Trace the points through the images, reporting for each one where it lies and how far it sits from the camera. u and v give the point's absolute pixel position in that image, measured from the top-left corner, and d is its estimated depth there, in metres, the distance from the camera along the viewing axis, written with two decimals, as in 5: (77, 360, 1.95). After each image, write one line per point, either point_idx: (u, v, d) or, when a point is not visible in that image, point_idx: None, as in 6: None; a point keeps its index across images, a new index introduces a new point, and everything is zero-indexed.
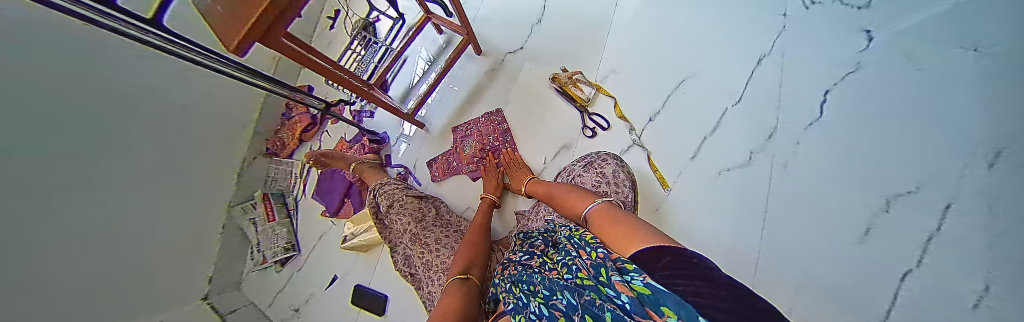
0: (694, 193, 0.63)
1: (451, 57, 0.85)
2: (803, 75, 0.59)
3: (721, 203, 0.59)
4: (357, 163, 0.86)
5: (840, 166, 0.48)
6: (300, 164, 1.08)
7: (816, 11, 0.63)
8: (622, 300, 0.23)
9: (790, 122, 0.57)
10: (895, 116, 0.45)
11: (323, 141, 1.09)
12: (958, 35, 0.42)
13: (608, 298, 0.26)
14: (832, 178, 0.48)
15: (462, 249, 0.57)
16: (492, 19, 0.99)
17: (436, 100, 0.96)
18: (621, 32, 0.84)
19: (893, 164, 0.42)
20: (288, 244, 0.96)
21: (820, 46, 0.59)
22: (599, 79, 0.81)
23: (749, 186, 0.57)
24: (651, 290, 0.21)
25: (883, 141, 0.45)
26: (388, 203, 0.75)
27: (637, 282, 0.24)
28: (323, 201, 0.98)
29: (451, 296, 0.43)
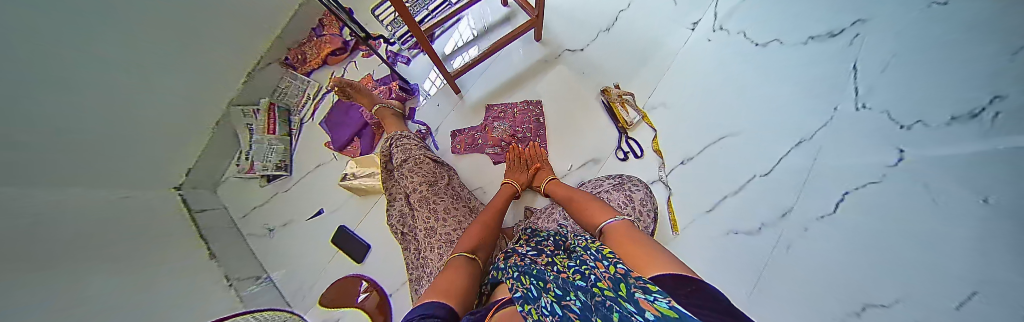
0: (700, 244, 0.67)
1: (512, 35, 0.81)
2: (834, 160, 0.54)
3: (727, 259, 0.62)
4: (382, 105, 0.81)
5: (839, 258, 0.44)
6: (317, 86, 1.01)
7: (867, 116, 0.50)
8: (643, 316, 0.21)
9: (805, 209, 0.56)
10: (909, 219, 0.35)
11: (348, 70, 1.02)
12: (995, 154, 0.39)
13: (626, 312, 0.24)
14: (838, 263, 0.44)
15: (471, 228, 0.56)
16: (563, 11, 0.95)
17: (479, 71, 0.93)
18: (683, 70, 0.84)
19: (877, 265, 0.38)
20: (282, 162, 0.91)
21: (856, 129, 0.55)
22: (647, 107, 0.81)
23: (752, 252, 0.59)
24: (676, 312, 0.19)
25: (879, 247, 0.39)
26: (403, 157, 0.72)
27: (659, 301, 0.22)
28: (331, 131, 0.94)
29: (456, 272, 0.42)
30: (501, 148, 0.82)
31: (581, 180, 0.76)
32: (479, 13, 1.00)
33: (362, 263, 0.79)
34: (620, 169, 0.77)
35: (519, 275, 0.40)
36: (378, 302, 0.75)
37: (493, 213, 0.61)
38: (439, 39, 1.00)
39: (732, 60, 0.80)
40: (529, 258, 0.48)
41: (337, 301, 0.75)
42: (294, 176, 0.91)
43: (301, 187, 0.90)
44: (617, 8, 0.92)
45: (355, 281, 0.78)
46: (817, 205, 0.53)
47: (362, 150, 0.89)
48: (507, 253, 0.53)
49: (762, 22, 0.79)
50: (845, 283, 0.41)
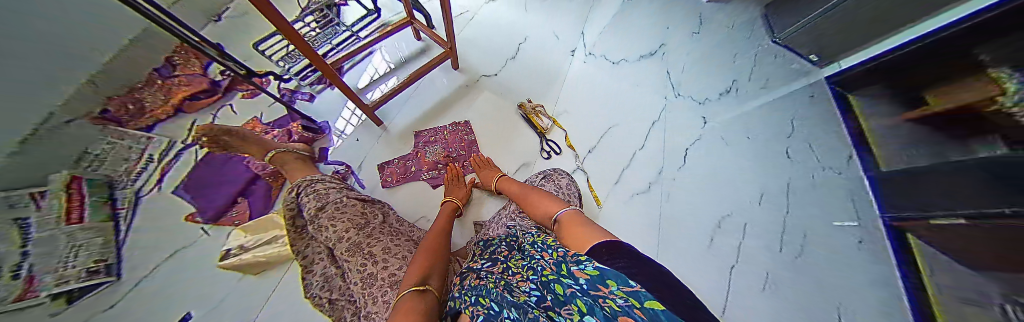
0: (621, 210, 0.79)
1: (428, 65, 0.86)
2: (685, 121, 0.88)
3: (635, 218, 0.76)
4: (280, 151, 0.68)
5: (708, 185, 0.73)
6: (171, 139, 0.82)
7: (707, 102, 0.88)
8: (580, 283, 0.26)
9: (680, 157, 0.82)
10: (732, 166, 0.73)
11: (220, 115, 0.90)
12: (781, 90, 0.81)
13: (566, 286, 0.28)
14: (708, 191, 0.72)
15: (415, 260, 0.50)
16: (474, 45, 1.09)
17: (399, 101, 0.92)
18: (572, 81, 1.06)
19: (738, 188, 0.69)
20: (99, 263, 0.60)
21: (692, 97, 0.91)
22: (556, 114, 0.98)
23: (649, 205, 0.77)
24: (601, 270, 0.25)
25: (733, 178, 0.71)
26: (316, 207, 0.61)
27: (587, 267, 0.27)
28: (197, 200, 0.74)
29: (407, 310, 0.37)
30: (438, 172, 0.81)
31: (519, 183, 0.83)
32: (393, 47, 1.03)
33: None
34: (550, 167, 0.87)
35: (476, 297, 0.37)
36: None
37: (439, 237, 0.58)
38: (350, 73, 0.95)
39: (604, 73, 1.07)
40: (485, 270, 0.46)
41: None
42: (129, 277, 0.62)
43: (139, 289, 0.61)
44: (516, 42, 1.11)
45: None
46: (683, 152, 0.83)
47: (253, 209, 0.74)
48: (463, 275, 0.51)
49: (613, 47, 1.11)
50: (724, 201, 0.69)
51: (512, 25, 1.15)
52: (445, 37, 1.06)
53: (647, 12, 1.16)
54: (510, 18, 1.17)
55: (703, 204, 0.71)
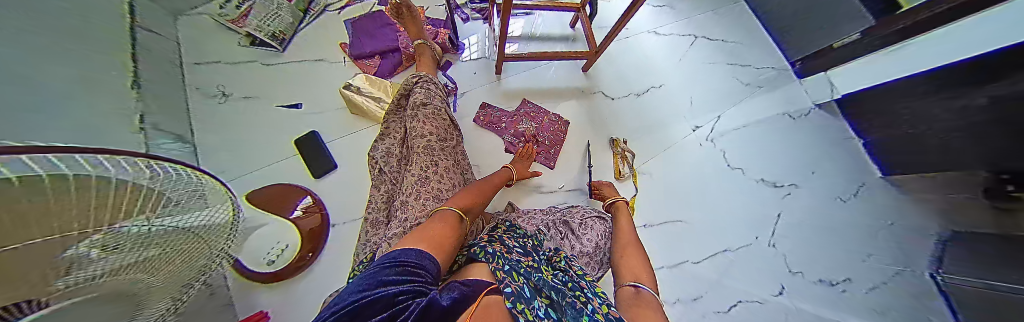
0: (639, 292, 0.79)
1: (568, 53, 0.88)
2: (761, 266, 0.84)
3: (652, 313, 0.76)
4: (423, 43, 0.81)
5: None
6: None
7: (796, 276, 0.80)
8: None
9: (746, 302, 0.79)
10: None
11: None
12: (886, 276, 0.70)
13: None
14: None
15: (464, 191, 0.59)
16: (616, 62, 1.06)
17: (524, 66, 0.98)
18: (677, 154, 0.96)
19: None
20: (281, 34, 0.82)
21: (812, 257, 0.81)
22: (640, 171, 0.92)
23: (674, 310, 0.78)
24: None
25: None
26: (423, 101, 0.71)
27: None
28: (354, 35, 0.86)
29: (449, 226, 0.47)
30: (517, 140, 0.86)
31: (566, 201, 0.84)
32: (548, 19, 1.06)
33: (318, 179, 0.71)
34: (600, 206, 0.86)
35: (509, 268, 0.42)
36: (312, 230, 0.66)
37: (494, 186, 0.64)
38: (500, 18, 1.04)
39: (710, 168, 0.96)
40: (514, 253, 0.50)
41: (266, 202, 0.66)
42: (283, 56, 0.81)
43: (284, 71, 0.80)
44: (650, 84, 1.05)
45: (297, 195, 0.69)
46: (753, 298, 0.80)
47: (380, 71, 0.84)
48: (490, 239, 0.55)
49: (737, 151, 0.98)
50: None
51: (657, 64, 1.08)
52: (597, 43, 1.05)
53: (803, 143, 0.98)
54: (659, 58, 1.09)
55: None
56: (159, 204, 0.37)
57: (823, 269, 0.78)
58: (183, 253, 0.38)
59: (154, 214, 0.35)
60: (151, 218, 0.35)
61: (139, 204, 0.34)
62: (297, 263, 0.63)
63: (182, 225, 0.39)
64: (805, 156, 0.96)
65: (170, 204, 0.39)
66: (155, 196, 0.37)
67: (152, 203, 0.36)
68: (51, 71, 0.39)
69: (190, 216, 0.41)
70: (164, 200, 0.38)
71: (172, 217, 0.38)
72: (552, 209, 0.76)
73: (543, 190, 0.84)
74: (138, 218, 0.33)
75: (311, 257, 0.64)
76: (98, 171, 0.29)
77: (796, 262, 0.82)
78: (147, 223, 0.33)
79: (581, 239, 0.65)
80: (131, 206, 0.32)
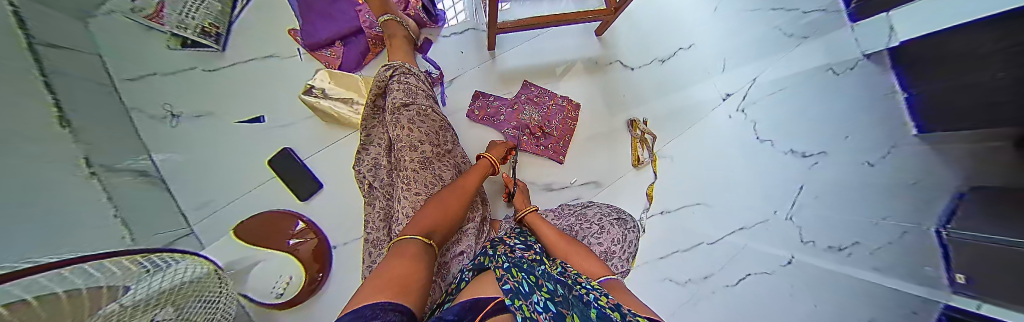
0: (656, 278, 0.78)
1: (576, 16, 0.73)
2: (772, 241, 0.73)
3: (666, 300, 0.75)
4: (392, 18, 0.64)
5: (739, 308, 0.68)
6: None
7: (808, 248, 0.66)
8: None
9: (733, 276, 0.73)
10: (778, 307, 0.65)
11: None
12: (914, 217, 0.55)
13: None
14: (731, 315, 0.68)
15: (425, 211, 0.50)
16: (637, 23, 0.92)
17: (528, 39, 0.87)
18: (703, 130, 0.89)
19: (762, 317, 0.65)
20: (211, 29, 0.69)
21: (830, 222, 0.64)
22: (661, 154, 0.87)
23: (697, 293, 0.74)
24: None
25: (765, 308, 0.66)
26: (404, 101, 0.59)
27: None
28: (305, 18, 0.75)
29: (410, 259, 0.38)
30: (521, 134, 0.80)
31: (578, 196, 0.81)
32: None
33: (305, 201, 0.68)
34: (614, 199, 0.83)
35: (508, 266, 0.46)
36: (315, 250, 0.65)
37: (462, 196, 0.56)
38: None
39: (734, 147, 0.87)
40: (518, 250, 0.54)
41: (258, 240, 0.63)
42: (226, 56, 0.70)
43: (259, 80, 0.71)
44: (678, 45, 0.93)
45: (288, 220, 0.66)
46: (748, 270, 0.72)
47: (346, 62, 0.74)
48: (495, 242, 0.58)
49: (772, 122, 0.85)
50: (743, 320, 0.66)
51: (686, 21, 0.94)
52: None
53: (829, 107, 0.77)
54: (688, 13, 0.95)
55: None
56: (139, 266, 0.34)
57: (832, 232, 0.63)
58: (200, 299, 0.37)
59: (142, 278, 0.32)
60: (141, 281, 0.31)
61: (123, 270, 0.31)
62: (309, 287, 0.63)
63: (180, 278, 0.37)
64: None
65: (150, 263, 0.36)
66: (129, 262, 0.33)
67: (134, 267, 0.33)
68: (32, 119, 0.34)
69: (178, 270, 0.38)
70: (140, 263, 0.35)
71: (166, 271, 0.36)
72: (567, 210, 0.72)
73: (554, 188, 0.81)
74: (138, 280, 0.31)
75: (323, 276, 0.64)
76: (58, 257, 0.26)
77: (818, 231, 0.66)
78: (144, 286, 0.30)
79: (598, 237, 0.61)
80: (121, 275, 0.30)
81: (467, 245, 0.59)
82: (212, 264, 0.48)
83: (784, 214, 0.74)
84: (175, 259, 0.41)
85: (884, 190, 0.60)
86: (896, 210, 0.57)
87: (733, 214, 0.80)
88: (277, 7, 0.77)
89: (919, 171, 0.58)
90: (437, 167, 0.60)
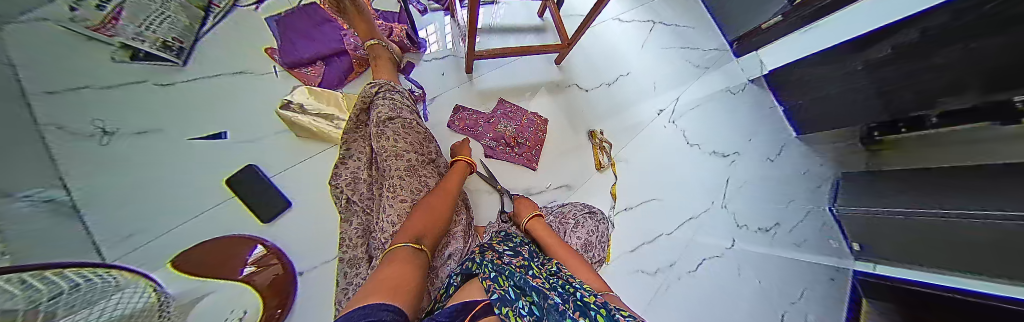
0: (629, 270, 0.85)
1: (540, 48, 0.88)
2: (718, 227, 0.95)
3: (640, 288, 0.83)
4: (377, 42, 0.71)
5: (719, 286, 0.87)
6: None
7: (747, 231, 0.95)
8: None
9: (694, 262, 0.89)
10: (745, 281, 0.88)
11: None
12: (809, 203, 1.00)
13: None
14: (711, 292, 0.86)
15: (414, 218, 0.51)
16: (587, 53, 1.12)
17: (501, 65, 0.99)
18: (647, 137, 1.05)
19: (732, 290, 0.86)
20: (174, 43, 0.69)
21: (759, 210, 0.98)
22: (618, 158, 1.00)
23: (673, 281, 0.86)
24: None
25: (733, 283, 0.88)
26: (389, 115, 0.62)
27: (629, 320, 0.30)
28: (285, 40, 0.77)
29: (405, 265, 0.39)
30: (498, 144, 0.88)
31: (554, 199, 0.88)
32: (513, 11, 1.04)
33: (268, 224, 0.65)
34: (586, 198, 0.92)
35: (495, 275, 0.46)
36: (275, 281, 0.59)
37: (447, 202, 0.58)
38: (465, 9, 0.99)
39: (674, 152, 1.04)
40: (506, 256, 0.55)
41: (199, 268, 0.53)
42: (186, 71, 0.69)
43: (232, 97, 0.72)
44: (617, 72, 1.11)
45: (247, 244, 0.61)
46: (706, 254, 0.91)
47: (327, 79, 0.76)
48: (482, 247, 0.59)
49: (695, 129, 1.08)
50: (716, 294, 0.85)
51: (623, 51, 1.14)
52: (569, 34, 1.03)
53: (738, 121, 1.09)
54: (625, 46, 1.15)
55: (714, 304, 0.83)
56: (66, 282, 0.31)
57: (763, 219, 0.98)
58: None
59: (70, 292, 0.29)
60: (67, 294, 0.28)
61: (58, 285, 0.29)
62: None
63: (114, 301, 0.33)
64: (750, 124, 1.09)
65: (75, 279, 0.32)
66: (56, 276, 0.30)
67: (61, 281, 0.30)
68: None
69: (116, 291, 0.35)
70: (66, 278, 0.31)
71: (92, 289, 0.32)
72: (546, 212, 0.76)
73: (532, 192, 0.87)
74: (64, 294, 0.28)
75: (282, 313, 0.57)
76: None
77: (754, 216, 0.97)
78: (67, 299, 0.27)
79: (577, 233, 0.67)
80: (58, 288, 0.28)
81: (455, 247, 0.61)
82: (152, 285, 0.43)
83: (720, 204, 0.98)
84: (96, 276, 0.36)
85: (798, 185, 1.03)
86: (791, 200, 1.00)
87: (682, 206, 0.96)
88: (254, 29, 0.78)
89: (794, 170, 1.04)
90: (422, 175, 0.63)
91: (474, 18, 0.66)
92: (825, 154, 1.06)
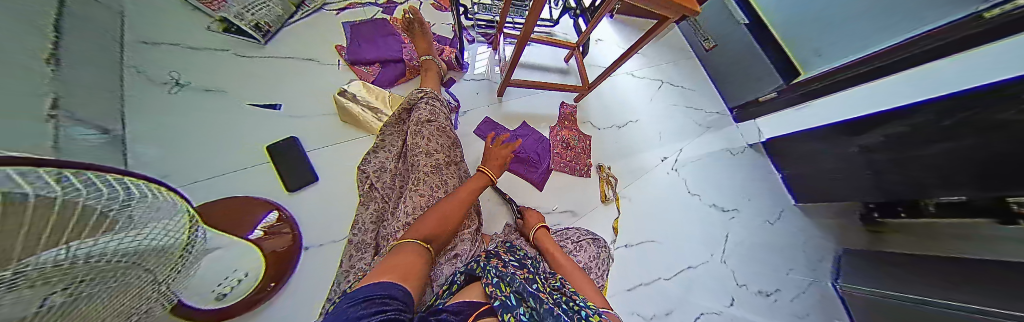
0: (621, 309, 0.84)
1: (565, 86, 1.00)
2: (714, 282, 0.95)
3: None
4: (430, 58, 0.82)
5: None
6: (372, 9, 0.99)
7: (741, 291, 0.95)
8: None
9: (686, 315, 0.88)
10: None
11: (428, 15, 1.06)
12: (807, 272, 1.02)
13: None
14: None
15: (428, 215, 0.54)
16: (603, 97, 1.25)
17: (527, 93, 1.10)
18: (652, 180, 1.11)
19: None
20: (265, 26, 0.81)
21: (755, 270, 1.00)
22: (622, 195, 1.04)
23: None
24: None
25: None
26: (428, 118, 0.69)
27: None
28: (351, 41, 0.89)
29: (411, 258, 0.43)
30: (515, 160, 0.94)
31: (558, 222, 0.91)
32: (546, 53, 1.20)
33: (293, 193, 0.67)
34: (588, 227, 0.94)
35: (499, 278, 0.47)
36: (282, 254, 0.60)
37: (463, 201, 0.61)
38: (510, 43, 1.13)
39: (676, 198, 1.09)
40: (511, 266, 0.54)
41: (218, 223, 0.58)
42: (265, 49, 0.81)
43: (289, 76, 0.80)
44: (629, 118, 1.22)
45: (263, 207, 0.63)
46: (700, 308, 0.90)
47: (380, 78, 0.86)
48: (488, 253, 0.60)
49: (696, 181, 1.14)
50: None
51: (635, 102, 1.27)
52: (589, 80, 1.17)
53: (737, 182, 1.15)
54: (638, 98, 1.28)
55: None
56: (129, 190, 0.32)
57: (763, 283, 0.98)
58: (157, 248, 0.33)
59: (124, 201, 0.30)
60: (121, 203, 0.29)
61: (119, 191, 0.30)
62: (256, 294, 0.56)
63: (156, 219, 0.34)
64: (747, 185, 1.15)
65: (140, 189, 0.33)
66: (121, 183, 0.31)
67: (123, 188, 0.31)
68: None
69: (167, 214, 0.36)
70: (131, 187, 0.33)
71: (144, 201, 0.33)
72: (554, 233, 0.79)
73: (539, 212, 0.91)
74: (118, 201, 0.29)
75: (275, 287, 0.57)
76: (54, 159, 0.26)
77: (751, 274, 0.98)
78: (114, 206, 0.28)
79: (579, 254, 0.70)
80: (120, 189, 0.30)
81: (462, 249, 0.63)
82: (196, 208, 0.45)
83: (719, 259, 1.00)
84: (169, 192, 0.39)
85: (793, 250, 1.05)
86: (790, 266, 1.02)
87: (682, 254, 0.97)
88: (326, 29, 0.91)
89: (789, 236, 1.08)
90: (445, 175, 0.67)
91: (518, 54, 0.77)
92: (822, 227, 1.09)
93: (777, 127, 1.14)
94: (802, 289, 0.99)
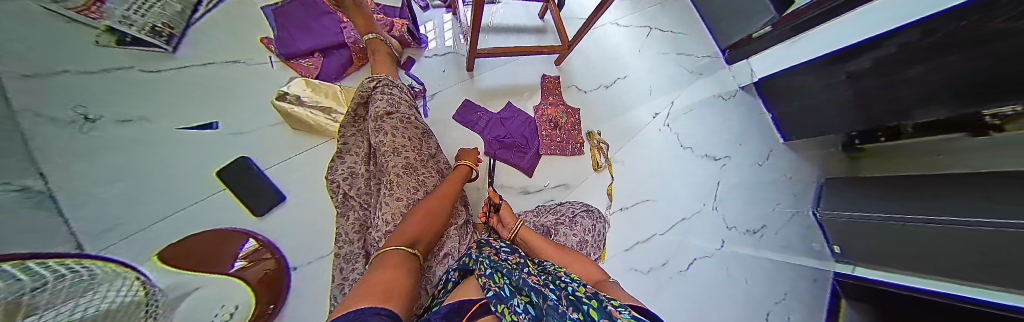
0: (620, 268, 0.88)
1: (541, 48, 0.89)
2: (706, 228, 0.99)
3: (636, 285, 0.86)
4: (375, 36, 0.70)
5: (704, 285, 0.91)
6: None
7: (732, 232, 0.99)
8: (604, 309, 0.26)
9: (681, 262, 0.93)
10: (731, 283, 0.92)
11: None
12: (792, 205, 1.06)
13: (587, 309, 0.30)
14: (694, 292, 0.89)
15: (409, 221, 0.49)
16: (587, 55, 1.13)
17: (501, 64, 0.99)
18: (645, 139, 1.07)
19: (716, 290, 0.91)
20: (164, 29, 0.63)
21: (744, 212, 1.03)
22: (615, 159, 1.01)
23: (664, 279, 0.90)
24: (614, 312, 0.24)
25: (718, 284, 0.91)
26: (386, 110, 0.61)
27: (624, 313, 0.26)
28: (280, 29, 0.84)
29: (397, 267, 0.36)
30: (498, 140, 0.89)
31: (550, 197, 0.90)
32: (515, 11, 1.04)
33: (262, 218, 0.68)
34: (583, 198, 0.94)
35: (491, 271, 0.45)
36: (271, 276, 0.61)
37: (443, 201, 0.56)
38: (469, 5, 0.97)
39: (669, 154, 1.06)
40: (503, 253, 0.53)
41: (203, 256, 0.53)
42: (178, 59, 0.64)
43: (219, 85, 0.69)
44: (617, 75, 1.13)
45: (239, 237, 0.62)
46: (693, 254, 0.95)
47: (324, 71, 0.84)
48: (480, 244, 0.59)
49: (687, 133, 1.10)
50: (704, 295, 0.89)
51: (622, 56, 1.16)
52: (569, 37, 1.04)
53: (727, 128, 1.12)
54: (626, 50, 1.17)
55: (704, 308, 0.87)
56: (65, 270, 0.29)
57: (750, 222, 1.02)
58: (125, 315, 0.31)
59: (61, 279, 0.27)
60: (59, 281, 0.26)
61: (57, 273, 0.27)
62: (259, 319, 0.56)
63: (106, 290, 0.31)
64: (738, 130, 1.12)
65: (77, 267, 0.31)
66: (57, 264, 0.29)
67: (61, 269, 0.28)
68: None
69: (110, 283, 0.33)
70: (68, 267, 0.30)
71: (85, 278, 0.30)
72: (545, 209, 0.79)
73: (531, 190, 0.89)
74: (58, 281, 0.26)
75: (275, 308, 0.59)
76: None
77: (739, 215, 1.02)
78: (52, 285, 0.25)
79: (573, 227, 0.69)
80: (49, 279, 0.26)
81: (451, 246, 0.61)
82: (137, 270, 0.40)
83: (711, 206, 1.02)
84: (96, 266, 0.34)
85: (779, 187, 1.07)
86: (773, 203, 1.05)
87: (676, 208, 0.99)
88: None
89: (777, 174, 1.09)
90: (420, 173, 0.62)
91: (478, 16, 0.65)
92: (810, 161, 1.10)
93: (768, 64, 1.05)
94: (782, 223, 1.03)
